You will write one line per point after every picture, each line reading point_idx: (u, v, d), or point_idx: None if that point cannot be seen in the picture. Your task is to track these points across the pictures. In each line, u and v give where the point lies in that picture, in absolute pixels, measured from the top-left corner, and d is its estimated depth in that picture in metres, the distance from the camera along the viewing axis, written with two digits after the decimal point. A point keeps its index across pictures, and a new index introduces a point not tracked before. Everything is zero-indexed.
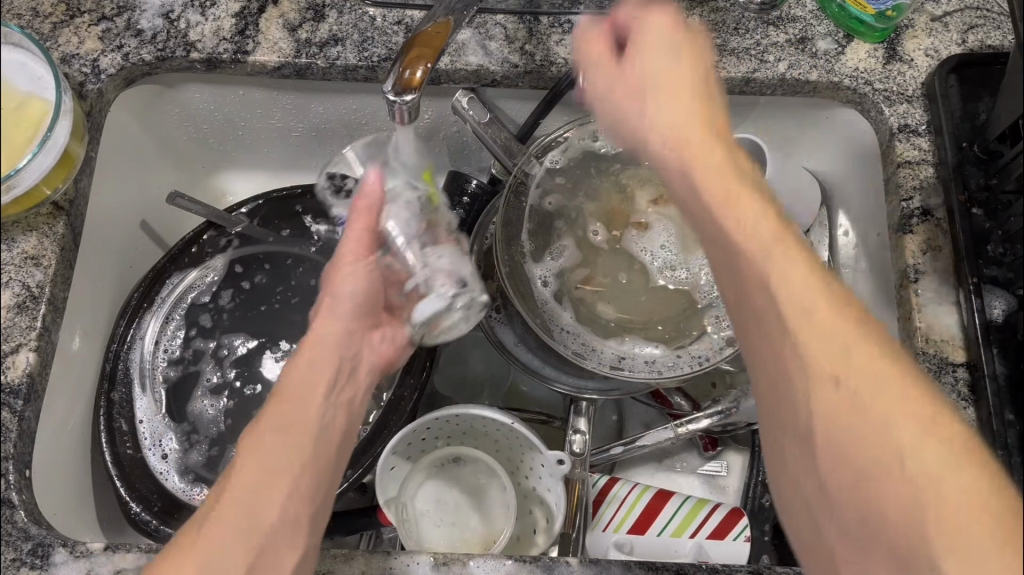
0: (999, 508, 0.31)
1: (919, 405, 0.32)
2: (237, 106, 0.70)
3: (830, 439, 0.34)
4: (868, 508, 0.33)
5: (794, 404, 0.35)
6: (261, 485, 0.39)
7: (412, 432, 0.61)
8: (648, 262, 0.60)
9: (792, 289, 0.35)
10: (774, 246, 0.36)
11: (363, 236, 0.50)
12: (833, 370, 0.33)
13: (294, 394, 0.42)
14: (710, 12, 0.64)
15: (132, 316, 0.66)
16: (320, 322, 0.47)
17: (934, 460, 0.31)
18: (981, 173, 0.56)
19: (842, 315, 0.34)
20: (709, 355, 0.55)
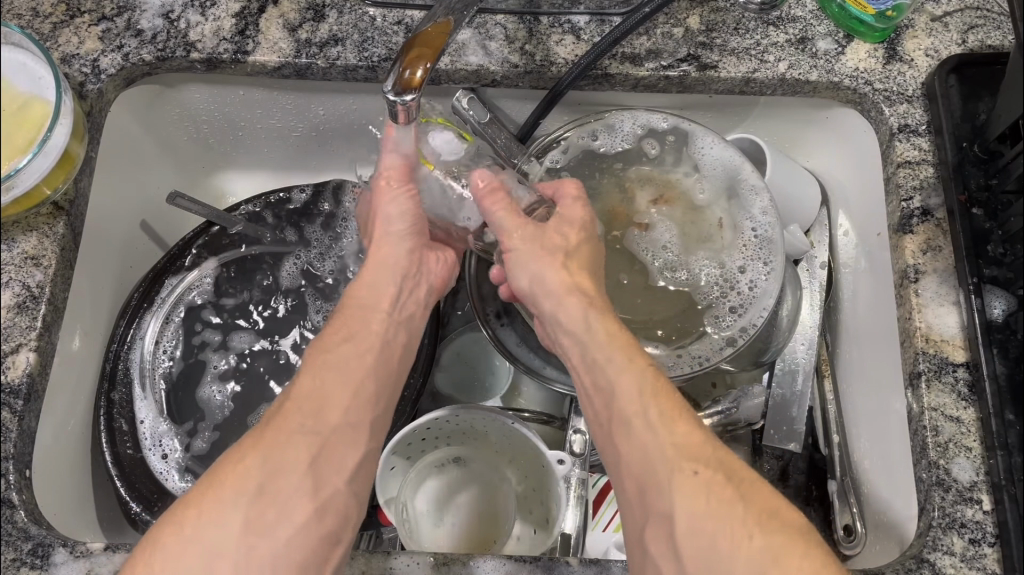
0: (787, 524, 0.40)
1: (719, 453, 0.43)
2: (237, 106, 0.70)
3: (660, 474, 0.42)
4: (696, 524, 0.40)
5: (631, 436, 0.44)
6: (293, 436, 0.44)
7: (412, 434, 0.61)
8: (649, 262, 0.59)
9: (622, 348, 0.47)
10: (591, 312, 0.50)
11: (404, 158, 0.56)
12: (662, 415, 0.44)
13: (334, 355, 0.49)
14: (711, 12, 0.64)
15: (133, 316, 0.66)
16: (366, 273, 0.55)
17: (734, 489, 0.41)
18: (981, 172, 0.56)
19: (656, 376, 0.46)
20: (708, 355, 0.56)
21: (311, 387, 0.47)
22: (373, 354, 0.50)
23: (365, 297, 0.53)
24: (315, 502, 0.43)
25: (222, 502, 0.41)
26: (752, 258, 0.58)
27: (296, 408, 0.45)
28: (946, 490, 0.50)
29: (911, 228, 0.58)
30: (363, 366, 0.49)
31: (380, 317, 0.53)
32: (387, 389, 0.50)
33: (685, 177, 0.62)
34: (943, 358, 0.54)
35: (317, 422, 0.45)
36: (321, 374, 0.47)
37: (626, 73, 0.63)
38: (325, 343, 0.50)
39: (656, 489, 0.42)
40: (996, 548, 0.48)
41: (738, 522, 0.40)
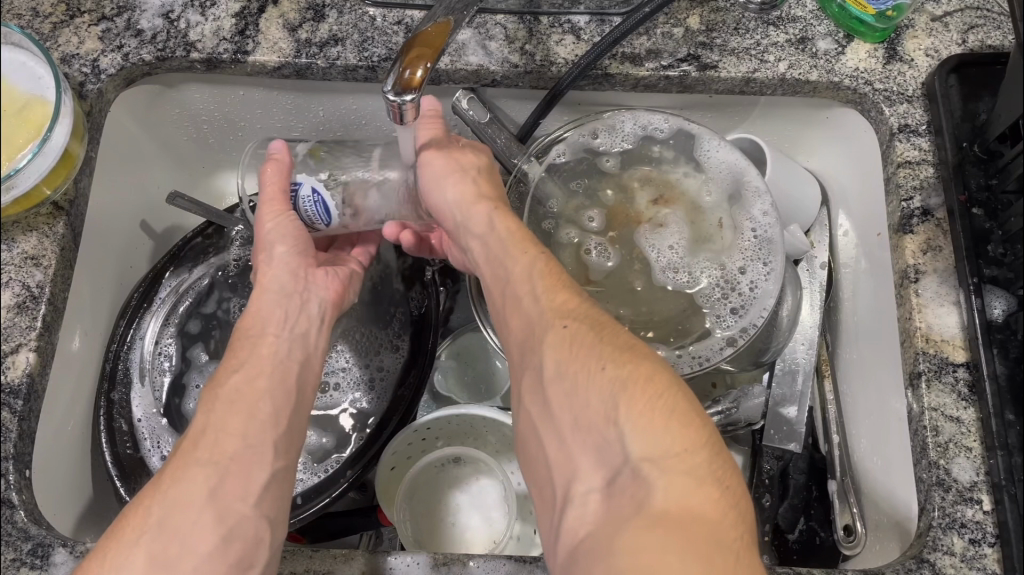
0: (642, 359, 0.42)
1: (591, 313, 0.46)
2: (233, 105, 0.70)
3: (536, 332, 0.46)
4: (560, 368, 0.43)
5: (520, 309, 0.48)
6: (189, 470, 0.44)
7: (409, 432, 0.62)
8: (653, 260, 0.60)
9: (517, 240, 0.52)
10: (492, 209, 0.54)
11: (280, 184, 0.56)
12: (545, 284, 0.48)
13: (227, 386, 0.49)
14: (711, 12, 0.64)
15: (132, 315, 0.66)
16: (254, 302, 0.55)
17: (597, 337, 0.44)
18: (981, 172, 0.56)
19: (545, 258, 0.50)
20: (709, 355, 0.56)
21: (202, 425, 0.47)
22: (266, 378, 0.50)
23: (264, 337, 0.53)
24: (221, 527, 0.43)
25: (125, 546, 0.41)
26: (752, 259, 0.58)
27: (189, 450, 0.46)
28: (946, 490, 0.50)
29: (911, 229, 0.58)
30: (256, 391, 0.49)
31: (278, 344, 0.53)
32: (285, 409, 0.50)
33: (685, 177, 0.62)
34: (943, 358, 0.54)
35: (208, 459, 0.45)
36: (215, 412, 0.48)
37: (626, 73, 0.63)
38: (217, 380, 0.50)
39: (533, 347, 0.46)
40: (996, 548, 0.48)
41: (602, 370, 0.42)
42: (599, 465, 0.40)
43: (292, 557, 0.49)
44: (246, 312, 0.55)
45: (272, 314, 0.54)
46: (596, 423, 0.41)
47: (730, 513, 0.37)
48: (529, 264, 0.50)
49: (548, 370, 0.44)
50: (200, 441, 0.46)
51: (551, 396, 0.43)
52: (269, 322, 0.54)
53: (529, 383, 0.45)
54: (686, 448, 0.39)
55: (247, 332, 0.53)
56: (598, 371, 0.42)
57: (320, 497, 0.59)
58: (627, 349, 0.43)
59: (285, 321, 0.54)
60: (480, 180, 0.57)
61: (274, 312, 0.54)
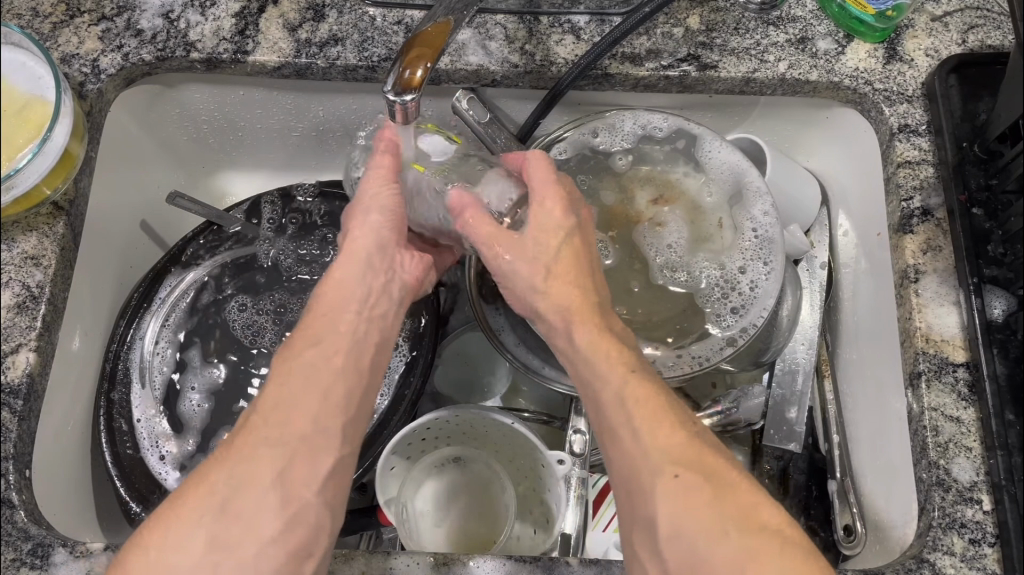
0: (767, 528, 0.41)
1: (702, 453, 0.43)
2: (232, 105, 0.70)
3: (641, 473, 0.43)
4: (675, 524, 0.41)
5: (618, 444, 0.45)
6: (259, 449, 0.44)
7: (413, 432, 0.61)
8: (652, 259, 0.59)
9: (605, 352, 0.48)
10: (576, 314, 0.50)
11: (390, 156, 0.56)
12: (645, 418, 0.44)
13: (304, 359, 0.48)
14: (711, 12, 0.64)
15: (132, 316, 0.66)
16: (338, 266, 0.53)
17: (715, 493, 0.41)
18: (981, 172, 0.56)
19: (638, 379, 0.46)
20: (708, 355, 0.56)
21: (276, 398, 0.46)
22: (341, 359, 0.49)
23: (343, 312, 0.51)
24: (284, 514, 0.43)
25: (189, 518, 0.42)
26: (752, 259, 0.58)
27: (257, 426, 0.45)
28: (946, 490, 0.50)
29: (912, 229, 0.58)
30: (332, 370, 0.48)
31: (354, 320, 0.51)
32: (356, 390, 0.48)
33: (685, 177, 0.62)
34: (943, 358, 0.54)
35: (278, 440, 0.44)
36: (289, 387, 0.47)
37: (626, 73, 0.63)
38: (292, 352, 0.49)
39: (637, 490, 0.43)
40: (996, 548, 0.48)
41: (721, 531, 0.40)
42: None
43: None
44: (327, 273, 0.53)
45: (354, 285, 0.52)
46: None
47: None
48: (618, 388, 0.46)
49: (661, 520, 0.41)
50: (271, 418, 0.45)
51: (667, 555, 0.41)
52: (350, 293, 0.51)
53: (637, 527, 0.43)
54: None
55: (324, 296, 0.51)
56: (721, 537, 0.40)
57: None
58: (745, 508, 0.41)
59: (365, 296, 0.52)
60: (555, 267, 0.52)
61: (355, 280, 0.52)
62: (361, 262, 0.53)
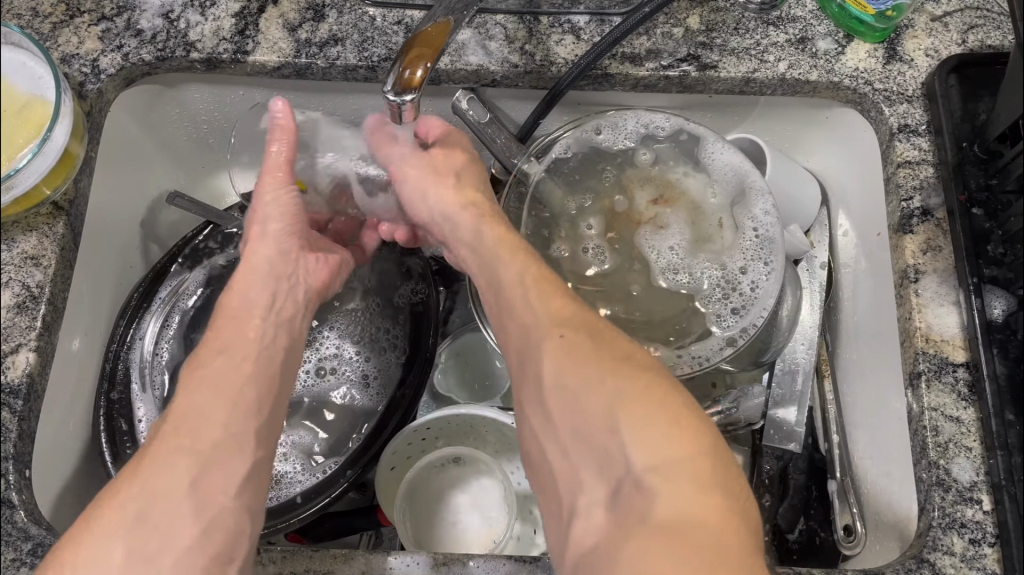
0: (642, 368, 0.43)
1: (584, 318, 0.46)
2: (232, 105, 0.70)
3: (529, 340, 0.46)
4: (559, 373, 0.43)
5: (515, 317, 0.48)
6: (170, 457, 0.44)
7: (410, 433, 0.61)
8: (654, 261, 0.60)
9: (507, 243, 0.53)
10: (483, 218, 0.56)
11: (286, 154, 0.57)
12: (536, 291, 0.48)
13: (211, 368, 0.49)
14: (711, 12, 0.64)
15: (133, 315, 0.66)
16: (239, 282, 0.55)
17: (596, 345, 0.44)
18: (981, 172, 0.56)
19: (534, 265, 0.51)
20: (708, 355, 0.56)
21: (181, 408, 0.47)
22: (252, 366, 0.50)
23: (251, 324, 0.53)
24: (202, 519, 0.43)
25: (104, 535, 0.41)
26: (752, 259, 0.58)
27: (169, 433, 0.45)
28: (946, 490, 0.50)
29: (911, 229, 0.58)
30: (241, 375, 0.49)
31: (262, 331, 0.53)
32: (265, 392, 0.50)
33: (685, 177, 0.62)
34: (943, 358, 0.54)
35: (190, 448, 0.45)
36: (199, 393, 0.47)
37: (626, 73, 0.63)
38: (204, 361, 0.50)
39: (530, 355, 0.46)
40: (996, 548, 0.48)
41: (601, 380, 0.42)
42: (602, 476, 0.41)
43: (291, 556, 0.49)
44: (224, 298, 0.55)
45: (255, 301, 0.54)
46: (598, 429, 0.41)
47: (733, 520, 0.38)
48: (522, 272, 0.50)
49: (551, 370, 0.44)
50: (183, 424, 0.46)
51: (553, 396, 0.43)
52: (250, 309, 0.54)
53: (524, 399, 0.46)
54: (692, 478, 0.39)
55: (224, 315, 0.54)
56: (597, 383, 0.42)
57: (321, 497, 0.59)
58: (631, 365, 0.43)
59: (264, 310, 0.54)
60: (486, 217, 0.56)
61: (256, 296, 0.55)
62: (264, 280, 0.55)
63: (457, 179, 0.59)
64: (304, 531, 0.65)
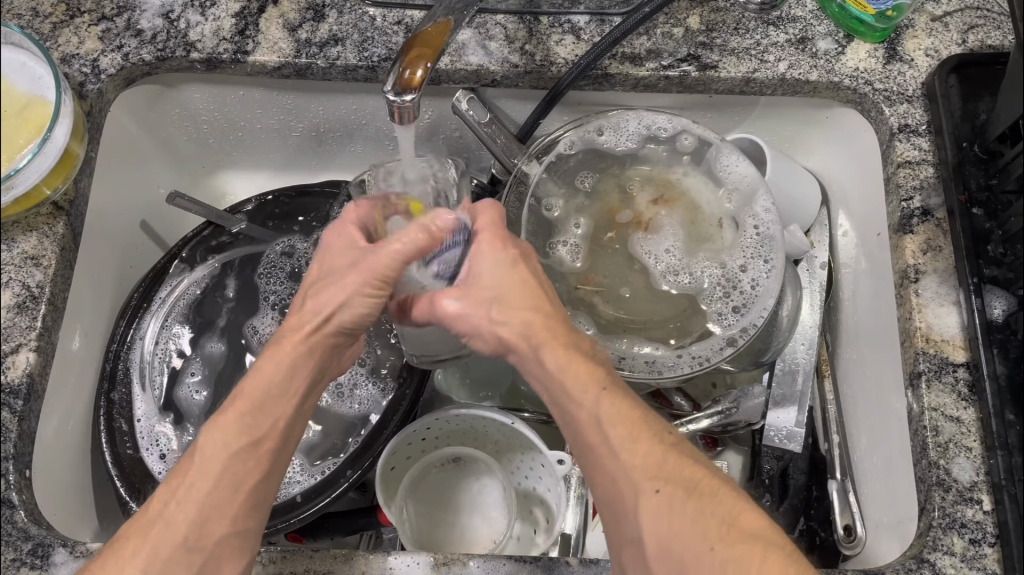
0: (748, 534, 0.42)
1: (683, 466, 0.45)
2: (231, 105, 0.70)
3: (623, 493, 0.45)
4: (663, 546, 0.43)
5: (601, 465, 0.46)
6: (169, 553, 0.44)
7: (409, 433, 0.62)
8: (650, 264, 0.60)
9: (576, 374, 0.46)
10: (541, 347, 0.47)
11: (400, 263, 0.47)
12: (625, 438, 0.45)
13: (225, 457, 0.46)
14: (711, 12, 0.64)
15: (132, 315, 0.66)
16: (271, 355, 0.49)
17: (699, 509, 0.43)
18: (981, 172, 0.56)
19: (615, 398, 0.46)
20: (709, 355, 0.55)
21: (188, 506, 0.45)
22: (264, 457, 0.47)
23: (281, 403, 0.48)
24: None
25: None
26: (753, 258, 0.58)
27: (168, 526, 0.45)
28: (946, 490, 0.50)
29: (911, 229, 0.58)
30: (252, 474, 0.47)
31: (285, 407, 0.48)
32: (272, 482, 0.49)
33: (685, 177, 0.62)
34: (943, 358, 0.54)
35: (189, 550, 0.45)
36: (203, 487, 0.46)
37: (626, 73, 0.63)
38: (217, 438, 0.47)
39: (627, 509, 0.44)
40: (996, 548, 0.48)
41: (710, 548, 0.42)
42: None
43: (291, 556, 0.49)
44: (259, 357, 0.49)
45: (288, 378, 0.48)
46: None
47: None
48: (592, 411, 0.45)
49: (653, 533, 0.43)
50: (185, 524, 0.45)
51: (661, 562, 0.43)
52: (279, 385, 0.48)
53: (628, 547, 0.45)
54: None
55: (249, 385, 0.48)
56: (707, 553, 0.42)
57: (322, 496, 0.60)
58: (735, 529, 0.42)
59: (293, 383, 0.48)
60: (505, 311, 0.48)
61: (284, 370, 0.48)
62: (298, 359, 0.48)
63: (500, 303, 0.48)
64: (303, 531, 0.65)
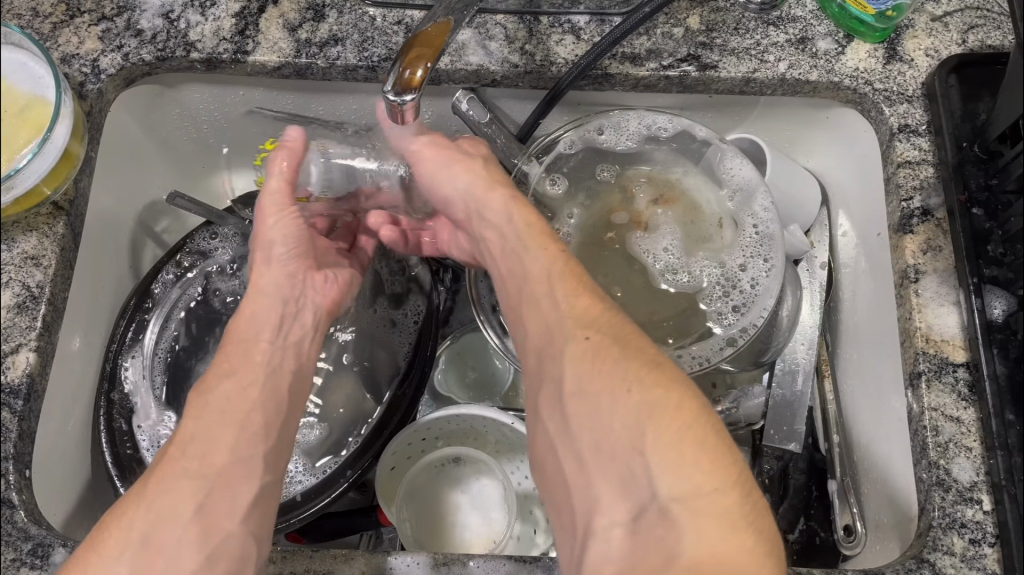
0: (667, 381, 0.41)
1: (614, 325, 0.45)
2: (230, 105, 0.70)
3: (552, 345, 0.45)
4: (580, 381, 0.42)
5: (540, 317, 0.47)
6: (176, 481, 0.44)
7: (412, 432, 0.62)
8: (650, 264, 0.60)
9: (535, 239, 0.51)
10: (514, 211, 0.54)
11: (285, 179, 0.57)
12: (565, 289, 0.47)
13: (213, 395, 0.49)
14: (711, 11, 0.64)
15: (133, 317, 0.66)
16: (246, 307, 0.55)
17: (623, 352, 0.43)
18: (981, 172, 0.56)
19: (564, 259, 0.50)
20: (708, 355, 0.56)
21: (190, 437, 0.46)
22: (260, 388, 0.50)
23: (261, 342, 0.53)
24: (206, 546, 0.42)
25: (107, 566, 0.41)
26: (753, 257, 0.58)
27: (172, 462, 0.45)
28: (946, 490, 0.50)
29: (911, 229, 0.58)
30: (246, 400, 0.49)
31: (268, 350, 0.53)
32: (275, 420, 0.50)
33: (685, 177, 0.62)
34: (943, 359, 0.54)
35: (195, 475, 0.44)
36: (203, 419, 0.47)
37: (626, 73, 0.63)
38: (209, 383, 0.50)
39: (553, 356, 0.45)
40: (996, 548, 0.48)
41: (628, 390, 0.41)
42: (622, 497, 0.39)
43: (291, 556, 0.49)
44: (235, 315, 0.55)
45: (263, 324, 0.54)
46: (624, 440, 0.40)
47: (766, 563, 0.37)
48: (547, 267, 0.49)
49: (575, 366, 0.43)
50: (189, 453, 0.45)
51: (577, 401, 0.42)
52: (255, 333, 0.53)
53: (546, 398, 0.44)
54: (711, 491, 0.38)
55: (225, 349, 0.52)
56: (621, 394, 0.41)
57: (322, 496, 0.60)
58: (661, 379, 0.41)
59: (272, 326, 0.54)
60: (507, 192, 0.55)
61: (262, 317, 0.54)
62: (268, 301, 0.55)
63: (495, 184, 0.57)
64: (303, 531, 0.65)
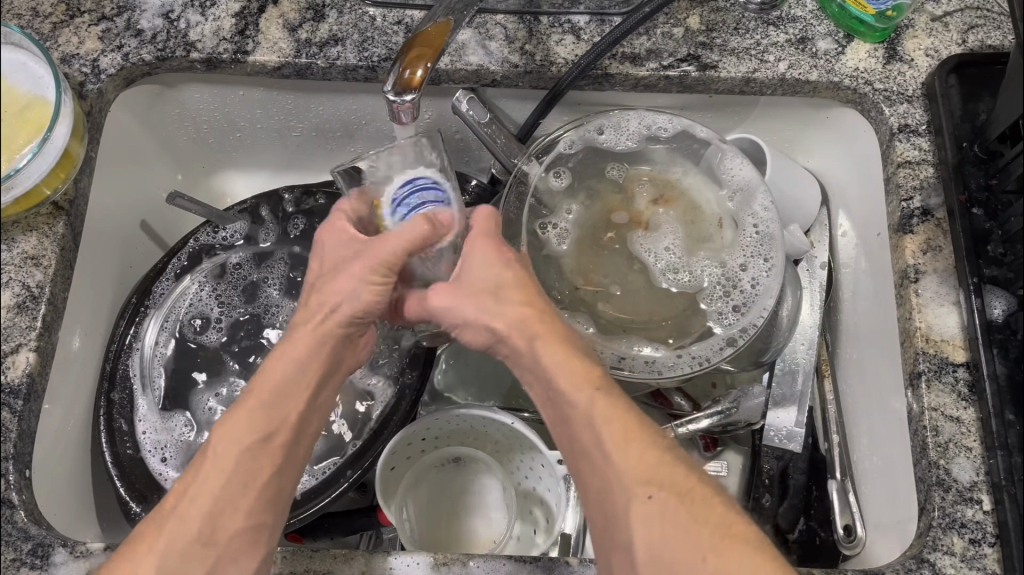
0: (738, 542, 0.42)
1: (676, 472, 0.44)
2: (230, 105, 0.70)
3: (614, 504, 0.44)
4: (651, 550, 0.43)
5: (593, 471, 0.45)
6: (188, 550, 0.44)
7: (412, 432, 0.61)
8: (650, 263, 0.60)
9: (573, 377, 0.46)
10: (537, 345, 0.47)
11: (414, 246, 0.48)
12: (615, 442, 0.44)
13: (237, 451, 0.46)
14: (711, 11, 0.64)
15: (133, 317, 0.66)
16: (278, 351, 0.49)
17: (690, 513, 0.43)
18: (981, 172, 0.56)
19: (607, 399, 0.46)
20: (708, 355, 0.55)
21: (207, 504, 0.45)
22: (285, 454, 0.48)
23: (300, 397, 0.48)
24: None
25: None
26: (753, 256, 0.58)
27: (185, 527, 0.44)
28: (946, 490, 0.50)
29: (911, 229, 0.58)
30: (268, 469, 0.47)
31: (302, 402, 0.48)
32: (288, 474, 0.48)
33: (685, 177, 0.62)
34: (943, 359, 0.54)
35: (208, 547, 0.44)
36: (218, 487, 0.45)
37: (626, 73, 0.63)
38: (229, 433, 0.46)
39: (619, 517, 0.44)
40: (996, 548, 0.48)
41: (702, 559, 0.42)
42: None
43: (291, 556, 0.49)
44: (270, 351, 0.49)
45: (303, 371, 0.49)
46: None
47: None
48: (588, 409, 0.45)
49: (642, 533, 0.43)
50: (204, 523, 0.44)
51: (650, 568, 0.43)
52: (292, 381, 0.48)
53: (616, 555, 0.45)
54: None
55: (261, 378, 0.48)
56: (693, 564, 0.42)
57: (322, 496, 0.60)
58: (734, 544, 0.42)
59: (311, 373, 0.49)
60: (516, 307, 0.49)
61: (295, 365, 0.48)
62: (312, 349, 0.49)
63: (497, 297, 0.49)
64: (303, 532, 0.65)
